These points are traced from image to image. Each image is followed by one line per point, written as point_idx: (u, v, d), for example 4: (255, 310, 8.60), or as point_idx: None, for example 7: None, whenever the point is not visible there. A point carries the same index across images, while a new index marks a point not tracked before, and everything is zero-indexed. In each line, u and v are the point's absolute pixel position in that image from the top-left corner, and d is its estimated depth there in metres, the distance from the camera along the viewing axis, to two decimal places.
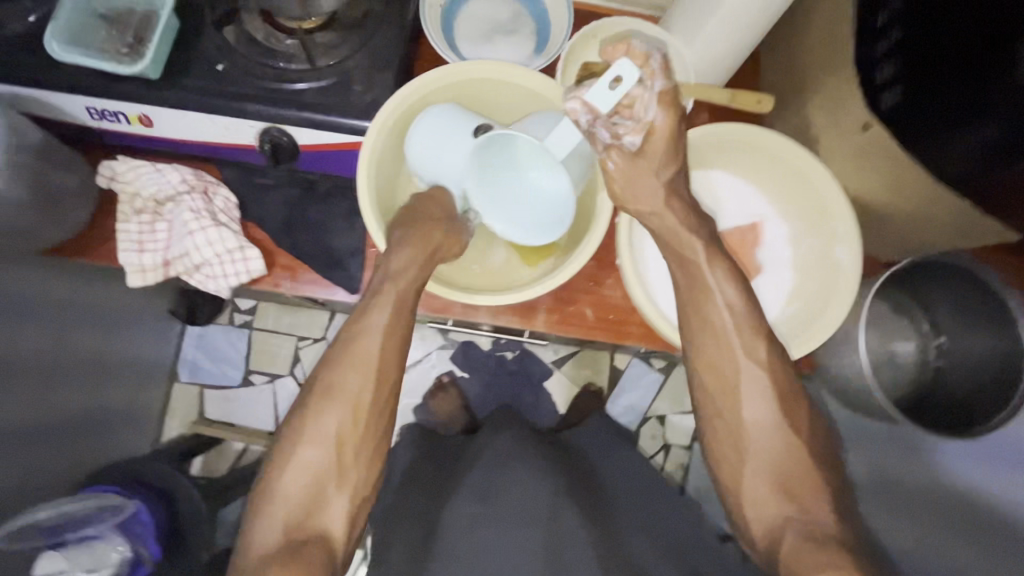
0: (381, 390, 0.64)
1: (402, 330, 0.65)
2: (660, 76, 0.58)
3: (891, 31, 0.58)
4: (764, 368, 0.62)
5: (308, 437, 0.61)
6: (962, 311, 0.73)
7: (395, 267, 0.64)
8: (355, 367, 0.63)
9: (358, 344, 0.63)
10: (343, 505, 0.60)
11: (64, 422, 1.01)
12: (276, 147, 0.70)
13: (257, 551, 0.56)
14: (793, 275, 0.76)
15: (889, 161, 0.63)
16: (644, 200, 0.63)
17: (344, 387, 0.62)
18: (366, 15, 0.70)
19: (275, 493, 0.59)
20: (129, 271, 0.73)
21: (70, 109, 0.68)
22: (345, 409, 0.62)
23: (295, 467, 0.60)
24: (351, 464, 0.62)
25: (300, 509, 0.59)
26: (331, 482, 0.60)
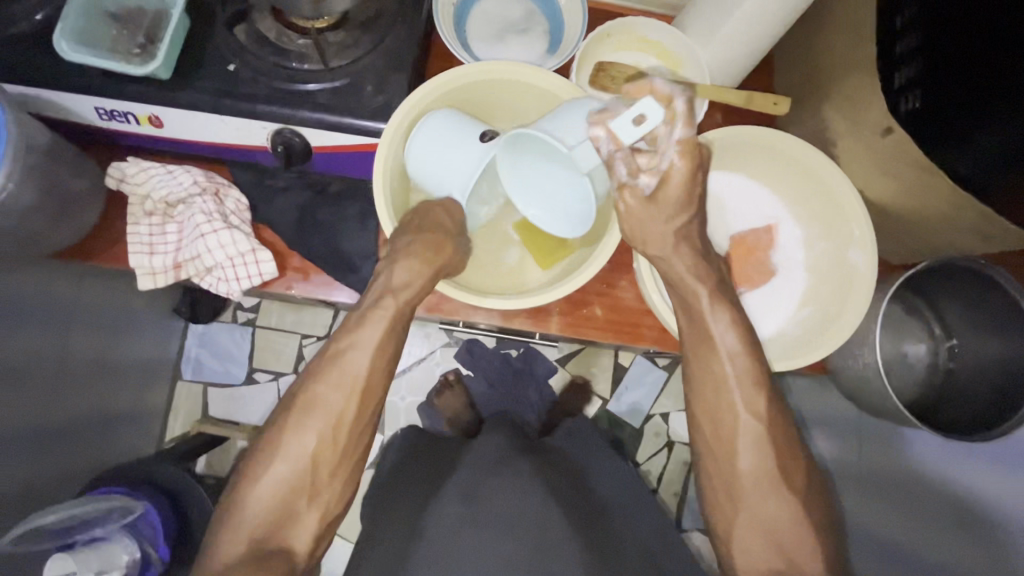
0: (365, 409, 0.64)
1: (392, 349, 0.66)
2: (682, 123, 0.57)
3: (912, 32, 0.58)
4: (759, 420, 0.62)
5: (284, 448, 0.61)
6: (973, 312, 0.72)
7: (396, 283, 0.65)
8: (341, 382, 0.63)
9: (348, 358, 0.64)
10: (313, 522, 0.61)
11: (69, 423, 1.01)
12: (288, 149, 0.69)
13: (219, 561, 0.56)
14: (807, 277, 0.76)
15: (909, 165, 0.63)
16: (653, 238, 0.62)
17: (328, 401, 0.63)
18: (379, 14, 0.69)
19: (245, 501, 0.60)
20: (139, 274, 0.72)
21: (78, 109, 0.67)
22: (325, 425, 0.62)
23: (268, 477, 0.60)
24: (325, 483, 0.62)
25: (268, 521, 0.59)
26: (302, 499, 0.61)
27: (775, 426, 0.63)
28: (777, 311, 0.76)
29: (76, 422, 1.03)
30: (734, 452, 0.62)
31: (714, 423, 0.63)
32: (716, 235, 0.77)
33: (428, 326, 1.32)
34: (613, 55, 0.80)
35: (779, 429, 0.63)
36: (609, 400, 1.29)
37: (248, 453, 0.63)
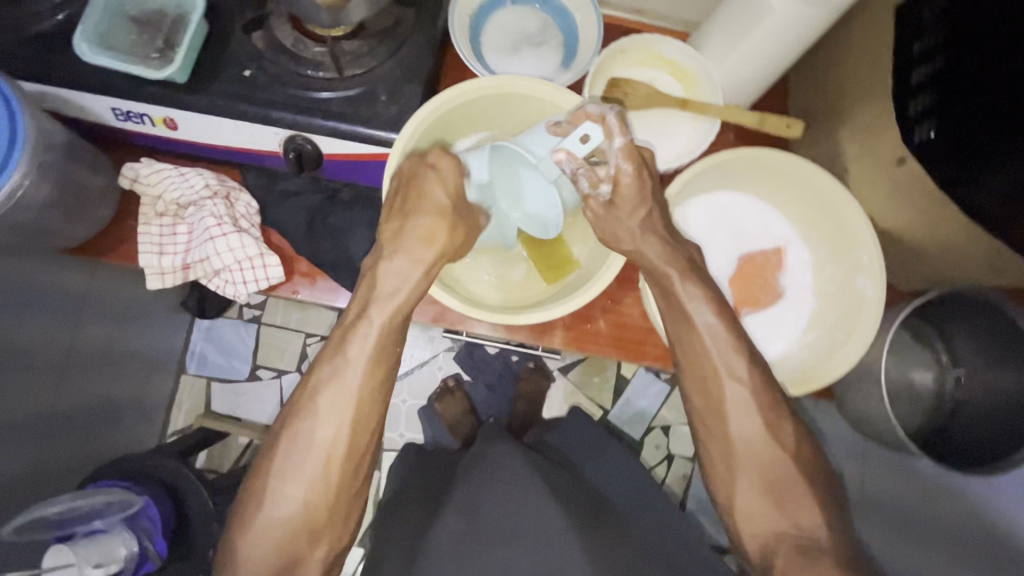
0: (356, 442, 0.62)
1: (380, 376, 0.62)
2: (618, 132, 0.58)
3: (927, 62, 0.57)
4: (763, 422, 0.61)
5: (275, 496, 0.60)
6: (982, 343, 0.72)
7: (385, 289, 0.61)
8: (326, 421, 0.60)
9: (331, 393, 0.61)
10: (317, 563, 0.61)
11: (72, 413, 1.02)
12: (300, 155, 0.69)
13: None
14: (815, 300, 0.76)
15: (921, 195, 0.63)
16: (622, 239, 0.63)
17: (314, 441, 0.60)
18: (396, 23, 0.69)
19: (241, 555, 0.59)
20: (148, 273, 0.72)
21: (96, 109, 0.68)
22: (314, 468, 0.60)
23: (262, 527, 0.60)
24: (323, 526, 0.61)
25: (270, 573, 0.59)
26: (303, 545, 0.60)
27: (779, 454, 0.60)
28: (783, 333, 0.75)
29: (79, 413, 1.03)
30: (737, 477, 0.61)
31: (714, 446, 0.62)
32: (724, 254, 0.77)
33: (431, 330, 1.32)
34: (626, 70, 0.80)
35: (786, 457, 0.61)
36: (611, 412, 1.28)
37: (240, 499, 0.62)
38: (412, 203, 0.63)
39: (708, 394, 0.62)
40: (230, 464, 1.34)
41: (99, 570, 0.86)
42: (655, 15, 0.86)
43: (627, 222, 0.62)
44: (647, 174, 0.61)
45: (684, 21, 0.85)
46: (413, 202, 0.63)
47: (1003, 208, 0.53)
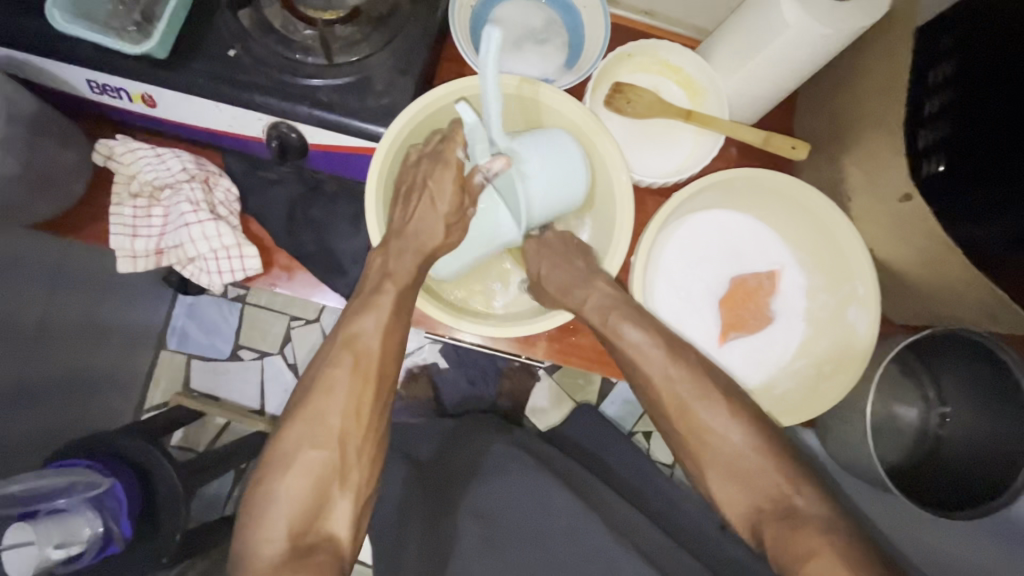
0: (381, 389, 0.64)
1: (402, 325, 0.65)
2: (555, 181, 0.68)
3: (946, 90, 0.59)
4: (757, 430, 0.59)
5: (311, 440, 0.61)
6: (971, 382, 0.69)
7: (393, 265, 0.64)
8: (354, 366, 0.63)
9: (356, 343, 0.63)
10: (349, 506, 0.61)
11: (45, 387, 0.99)
12: (284, 144, 0.66)
13: (263, 559, 0.56)
14: (805, 327, 0.74)
15: (922, 239, 0.59)
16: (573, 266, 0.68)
17: (343, 386, 0.62)
18: (391, 10, 0.65)
19: (278, 497, 0.59)
20: (119, 256, 0.70)
21: (69, 80, 0.64)
22: (345, 411, 0.62)
23: (297, 469, 0.60)
24: (354, 466, 0.62)
25: (305, 514, 0.59)
26: (335, 485, 0.60)
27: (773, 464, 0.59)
28: (770, 358, 0.74)
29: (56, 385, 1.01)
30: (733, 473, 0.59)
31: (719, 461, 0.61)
32: (717, 274, 0.75)
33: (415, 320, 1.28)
34: (630, 76, 0.77)
35: (772, 473, 0.59)
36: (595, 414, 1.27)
37: (265, 453, 0.62)
38: (410, 209, 0.64)
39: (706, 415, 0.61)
40: (207, 443, 1.32)
41: (61, 550, 0.86)
42: (664, 19, 0.82)
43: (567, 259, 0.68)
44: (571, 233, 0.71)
45: (695, 28, 0.83)
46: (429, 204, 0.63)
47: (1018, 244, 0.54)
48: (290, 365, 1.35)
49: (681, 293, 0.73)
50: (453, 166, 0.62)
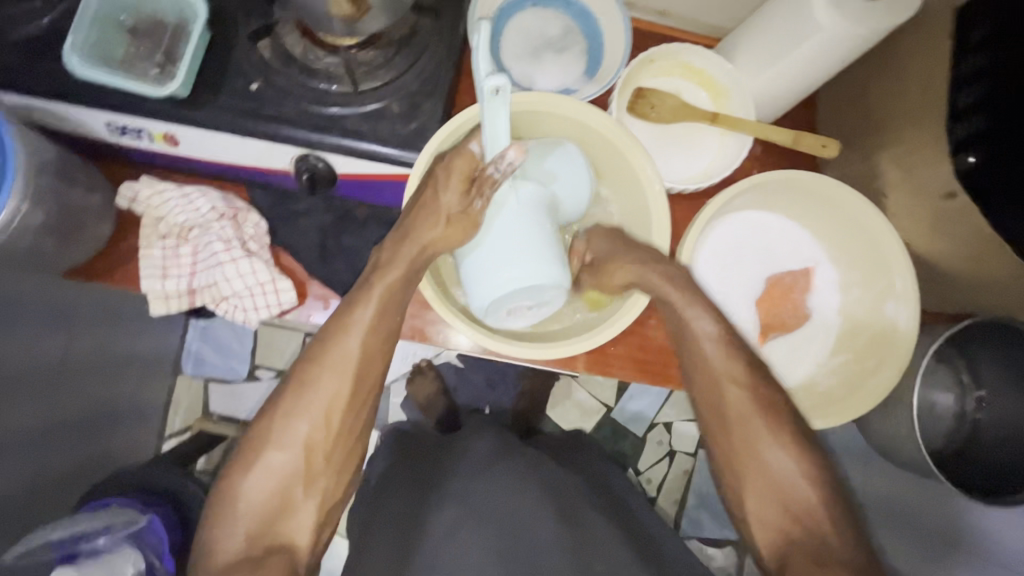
0: (359, 392, 0.61)
1: (387, 329, 0.62)
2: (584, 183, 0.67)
3: (977, 83, 0.58)
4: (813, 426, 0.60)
5: (277, 439, 0.59)
6: (1009, 368, 0.70)
7: (386, 261, 0.61)
8: (333, 366, 0.60)
9: (339, 343, 0.60)
10: (312, 512, 0.59)
11: (70, 427, 0.97)
12: (314, 176, 0.65)
13: (218, 559, 0.55)
14: (841, 322, 0.74)
15: (970, 232, 0.60)
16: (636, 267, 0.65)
17: (319, 386, 0.59)
18: (413, 31, 0.64)
19: (239, 495, 0.57)
20: (151, 299, 0.69)
21: (88, 123, 0.63)
22: (317, 412, 0.59)
23: (261, 468, 0.58)
24: (321, 472, 0.59)
25: (264, 516, 0.57)
26: (299, 489, 0.59)
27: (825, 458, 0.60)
28: (808, 355, 0.74)
29: (81, 425, 1.00)
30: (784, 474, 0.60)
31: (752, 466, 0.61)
32: (752, 275, 0.75)
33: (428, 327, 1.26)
34: (653, 80, 0.76)
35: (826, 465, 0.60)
36: (614, 409, 1.27)
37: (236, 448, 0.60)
38: (421, 214, 0.61)
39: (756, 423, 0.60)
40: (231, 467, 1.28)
41: None
42: (680, 18, 0.81)
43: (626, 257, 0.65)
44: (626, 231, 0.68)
45: (711, 26, 0.82)
46: (449, 211, 0.59)
47: None
48: None
49: (718, 297, 0.73)
50: (464, 157, 0.59)
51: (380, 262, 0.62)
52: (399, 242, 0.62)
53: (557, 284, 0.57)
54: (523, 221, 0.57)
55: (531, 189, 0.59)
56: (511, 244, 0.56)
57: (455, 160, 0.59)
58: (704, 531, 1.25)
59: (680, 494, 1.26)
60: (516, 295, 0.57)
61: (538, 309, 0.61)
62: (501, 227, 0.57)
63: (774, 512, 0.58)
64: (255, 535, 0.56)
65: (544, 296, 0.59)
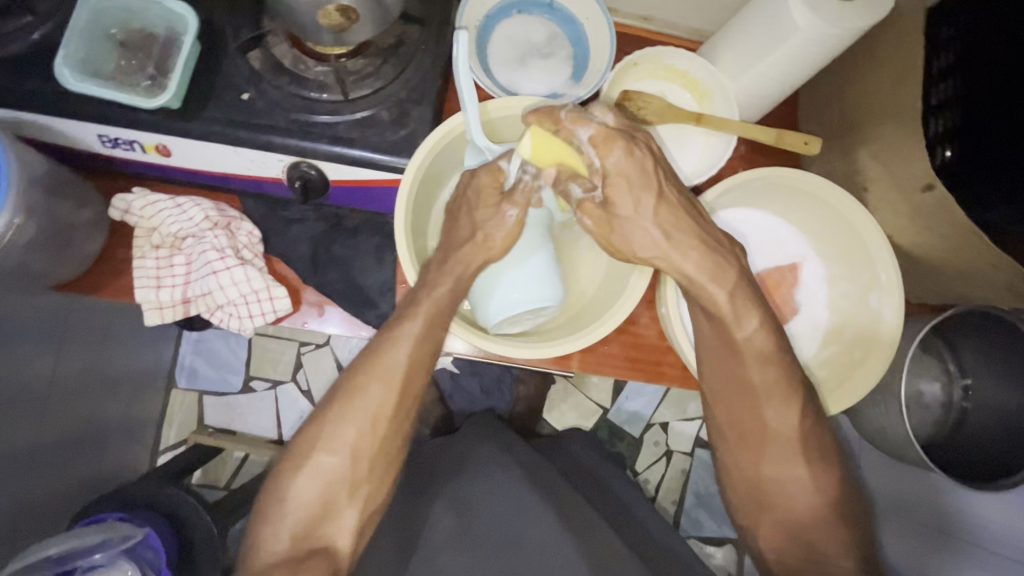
0: (404, 402, 0.60)
1: (433, 342, 0.61)
2: (579, 126, 0.55)
3: (951, 80, 0.61)
4: (805, 417, 0.61)
5: (325, 443, 0.59)
6: (994, 357, 0.72)
7: (431, 278, 0.61)
8: (380, 377, 0.59)
9: (386, 354, 0.60)
10: (353, 517, 0.59)
11: (63, 442, 0.96)
12: (306, 183, 0.66)
13: (265, 557, 0.56)
14: (828, 315, 0.76)
15: (946, 224, 0.62)
16: (641, 247, 0.58)
17: (366, 395, 0.59)
18: (401, 40, 0.65)
19: (285, 496, 0.58)
20: (146, 309, 0.69)
21: (79, 136, 0.63)
22: (364, 420, 0.59)
23: (308, 472, 0.58)
24: (365, 478, 0.59)
25: (309, 519, 0.57)
26: (342, 494, 0.58)
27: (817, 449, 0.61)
28: (798, 349, 0.75)
29: (74, 441, 0.99)
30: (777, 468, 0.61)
31: (733, 459, 0.63)
32: None
33: None
34: (637, 82, 0.77)
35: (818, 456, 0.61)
36: (610, 411, 1.28)
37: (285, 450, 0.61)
38: (458, 234, 0.62)
39: (749, 424, 0.61)
40: (228, 480, 1.27)
41: None
42: (663, 23, 0.83)
43: (641, 219, 0.57)
44: (652, 162, 0.57)
45: (693, 29, 0.84)
46: (486, 227, 0.60)
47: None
48: (304, 392, 1.30)
49: None
50: (489, 173, 0.59)
51: (425, 281, 0.61)
52: (443, 263, 0.61)
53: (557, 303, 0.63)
54: (534, 249, 0.61)
55: (539, 213, 0.62)
56: (524, 271, 0.60)
57: (482, 177, 0.59)
58: (703, 529, 1.26)
59: (678, 494, 1.27)
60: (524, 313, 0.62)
61: (535, 318, 0.65)
62: (518, 269, 0.60)
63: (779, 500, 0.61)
64: (300, 538, 0.57)
65: (544, 312, 0.63)
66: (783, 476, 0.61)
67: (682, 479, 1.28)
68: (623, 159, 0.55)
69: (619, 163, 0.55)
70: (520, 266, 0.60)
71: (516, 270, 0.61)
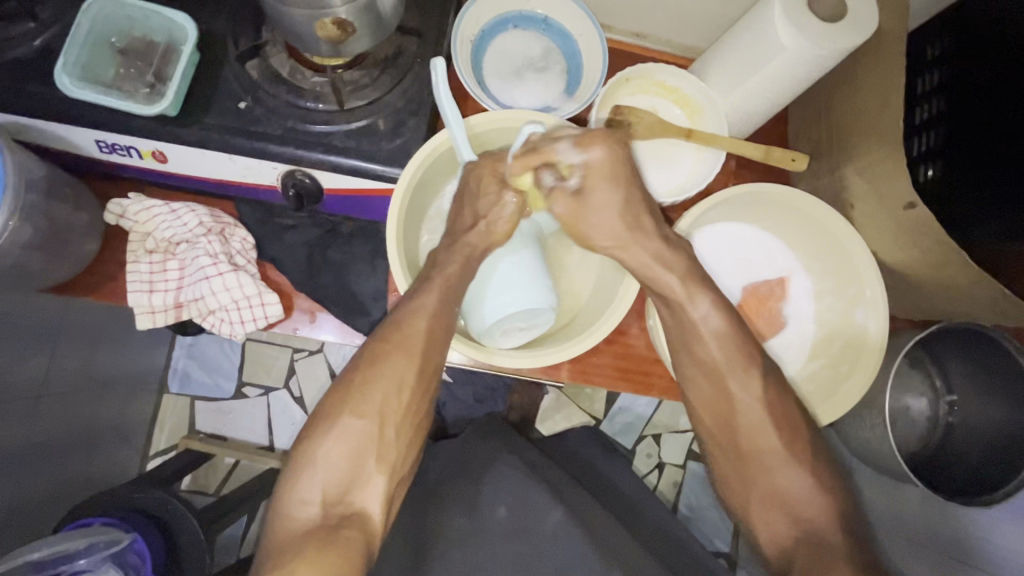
0: (426, 370, 0.61)
1: (451, 312, 0.62)
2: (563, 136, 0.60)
3: (936, 99, 0.65)
4: (789, 428, 0.61)
5: (353, 407, 0.58)
6: (979, 375, 0.73)
7: (443, 258, 0.63)
8: (402, 344, 0.60)
9: (407, 323, 0.61)
10: (382, 483, 0.58)
11: (51, 444, 0.95)
12: (300, 191, 0.66)
13: (293, 526, 0.54)
14: (815, 329, 0.77)
15: (927, 240, 0.63)
16: (599, 238, 0.64)
17: (389, 362, 0.59)
18: (397, 53, 0.67)
19: (313, 463, 0.56)
20: (138, 313, 0.70)
21: (77, 141, 0.64)
22: (389, 386, 0.59)
23: (335, 437, 0.57)
24: (392, 442, 0.59)
25: (339, 484, 0.56)
26: (370, 459, 0.57)
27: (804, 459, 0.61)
28: (786, 363, 0.76)
29: (62, 443, 0.98)
30: (763, 480, 0.61)
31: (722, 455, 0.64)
32: (730, 285, 0.77)
33: None
34: (630, 98, 0.78)
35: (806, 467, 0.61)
36: (603, 420, 1.28)
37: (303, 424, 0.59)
38: (469, 220, 0.64)
39: (731, 411, 0.63)
40: (217, 486, 1.26)
41: None
42: (656, 40, 0.85)
43: (600, 215, 0.62)
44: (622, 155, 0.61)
45: (685, 46, 0.85)
46: (489, 216, 0.63)
47: (1008, 234, 0.57)
48: (296, 399, 1.30)
49: None
50: (489, 163, 0.64)
51: (436, 262, 0.64)
52: (447, 265, 0.63)
53: (549, 308, 0.64)
54: (525, 257, 0.65)
55: (530, 226, 0.69)
56: (507, 274, 0.64)
57: (482, 171, 0.63)
58: (699, 534, 1.26)
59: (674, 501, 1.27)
60: (511, 317, 0.63)
61: (528, 331, 0.66)
62: (516, 271, 0.64)
63: (779, 516, 0.60)
64: (332, 502, 0.56)
65: (535, 319, 0.64)
66: (787, 462, 0.61)
67: (677, 488, 1.27)
68: (602, 156, 0.60)
69: (599, 160, 0.60)
70: (514, 269, 0.64)
71: (512, 271, 0.64)
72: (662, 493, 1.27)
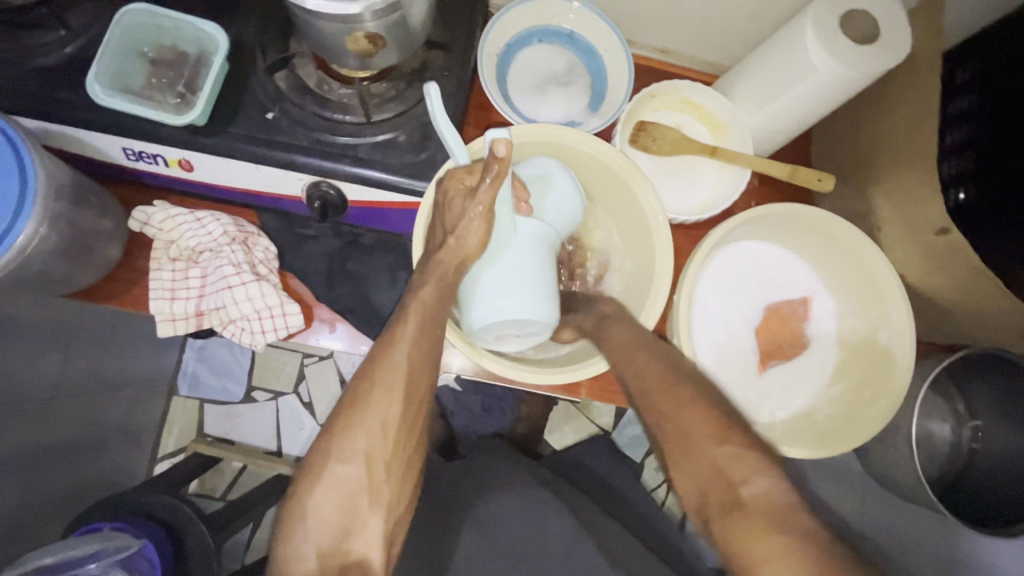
0: (410, 404, 0.56)
1: (430, 341, 0.58)
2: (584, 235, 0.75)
3: (962, 124, 0.65)
4: None
5: (338, 454, 0.54)
6: (1002, 400, 0.72)
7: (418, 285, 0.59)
8: (382, 381, 0.56)
9: (386, 358, 0.57)
10: (379, 525, 0.54)
11: (62, 448, 0.95)
12: (324, 203, 0.67)
13: None
14: (838, 351, 0.76)
15: (955, 266, 0.62)
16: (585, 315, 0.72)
17: (370, 403, 0.55)
18: (425, 66, 0.67)
19: (304, 513, 0.53)
20: (159, 320, 0.70)
21: (105, 148, 0.65)
22: (372, 426, 0.55)
23: (324, 487, 0.53)
24: (385, 483, 0.55)
25: (335, 533, 0.53)
26: (364, 504, 0.54)
27: None
28: (806, 385, 0.75)
29: (73, 446, 0.98)
30: None
31: None
32: (750, 305, 0.76)
33: None
34: (653, 114, 0.78)
35: None
36: (613, 432, 1.27)
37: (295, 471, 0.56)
38: None
39: None
40: (224, 491, 1.26)
41: None
42: (679, 56, 0.85)
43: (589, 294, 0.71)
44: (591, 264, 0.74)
45: (708, 63, 0.85)
46: (457, 230, 0.59)
47: None
48: (306, 405, 1.30)
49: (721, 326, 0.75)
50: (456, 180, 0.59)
51: (411, 288, 0.61)
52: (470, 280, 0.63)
53: (547, 320, 0.61)
54: (521, 259, 0.60)
55: (536, 228, 0.62)
56: (505, 281, 0.59)
57: (447, 185, 0.59)
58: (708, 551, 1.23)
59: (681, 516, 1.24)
60: (508, 328, 0.61)
61: (526, 337, 0.64)
62: (513, 276, 0.59)
63: None
64: (328, 553, 0.52)
65: (533, 329, 0.62)
66: None
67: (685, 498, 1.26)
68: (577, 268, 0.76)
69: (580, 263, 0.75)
70: (514, 273, 0.60)
71: (508, 276, 0.59)
72: (669, 509, 1.25)
